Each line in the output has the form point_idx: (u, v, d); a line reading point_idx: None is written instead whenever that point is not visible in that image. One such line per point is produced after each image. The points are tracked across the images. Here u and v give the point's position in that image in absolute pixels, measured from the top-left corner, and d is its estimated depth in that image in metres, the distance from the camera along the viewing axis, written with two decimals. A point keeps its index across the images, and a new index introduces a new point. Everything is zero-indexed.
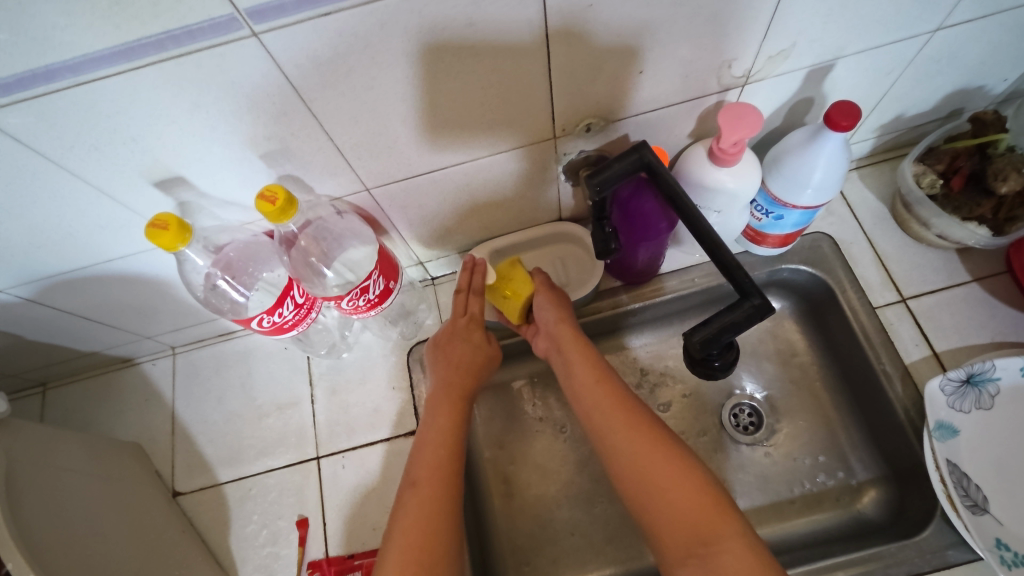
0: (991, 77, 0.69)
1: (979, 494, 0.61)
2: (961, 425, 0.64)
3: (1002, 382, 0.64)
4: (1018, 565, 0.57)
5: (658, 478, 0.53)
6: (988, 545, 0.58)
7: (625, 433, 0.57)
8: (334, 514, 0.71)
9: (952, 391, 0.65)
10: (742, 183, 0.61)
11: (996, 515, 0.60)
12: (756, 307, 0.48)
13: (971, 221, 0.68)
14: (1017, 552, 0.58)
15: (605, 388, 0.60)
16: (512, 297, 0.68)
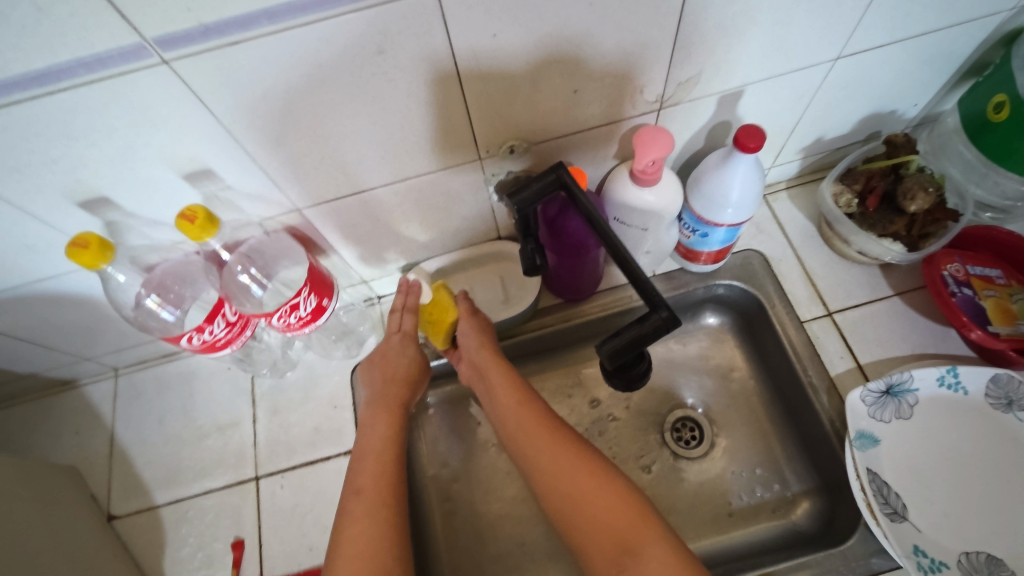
0: (900, 102, 0.73)
1: (897, 501, 0.63)
2: (881, 434, 0.66)
3: (919, 392, 0.67)
4: (932, 571, 0.59)
5: (585, 496, 0.54)
6: (907, 552, 0.59)
7: (538, 440, 0.59)
8: (271, 535, 0.70)
9: (872, 402, 0.66)
10: (664, 202, 0.64)
11: (915, 521, 0.62)
12: (664, 319, 0.50)
13: (886, 238, 0.71)
14: (933, 558, 0.60)
15: (528, 408, 0.62)
16: (438, 322, 0.70)
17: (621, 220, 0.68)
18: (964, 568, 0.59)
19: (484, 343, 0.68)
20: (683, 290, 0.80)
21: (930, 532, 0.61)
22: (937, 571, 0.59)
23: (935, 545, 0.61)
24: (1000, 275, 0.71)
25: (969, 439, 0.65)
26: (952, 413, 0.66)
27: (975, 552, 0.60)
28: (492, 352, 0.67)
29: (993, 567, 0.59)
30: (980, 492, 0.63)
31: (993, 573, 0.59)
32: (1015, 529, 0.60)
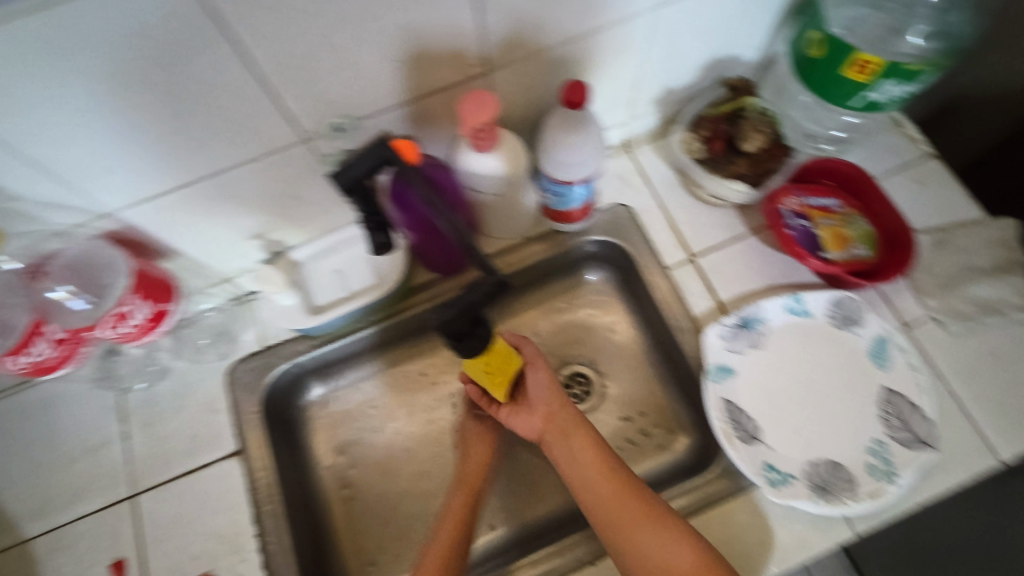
0: (736, 46, 0.75)
1: (751, 424, 0.68)
2: (737, 364, 0.70)
3: (770, 323, 0.72)
4: (782, 484, 0.64)
5: (668, 563, 0.57)
6: (758, 470, 0.64)
7: (622, 511, 0.61)
8: (155, 550, 0.68)
9: (728, 336, 0.71)
10: (510, 166, 0.63)
11: (768, 442, 0.67)
12: (494, 285, 0.52)
13: (731, 179, 0.73)
14: (782, 472, 0.65)
15: (615, 483, 0.63)
16: (496, 373, 0.63)
17: (475, 188, 0.67)
18: (808, 476, 0.65)
19: (555, 404, 0.68)
20: (558, 250, 0.81)
21: (780, 450, 0.66)
22: (786, 483, 0.64)
23: (784, 460, 0.66)
24: (839, 204, 0.76)
25: (813, 360, 0.71)
26: (798, 336, 0.72)
27: (817, 461, 0.66)
28: (568, 417, 0.67)
29: (832, 472, 0.65)
30: (822, 406, 0.68)
31: (831, 479, 0.64)
32: (848, 435, 0.67)
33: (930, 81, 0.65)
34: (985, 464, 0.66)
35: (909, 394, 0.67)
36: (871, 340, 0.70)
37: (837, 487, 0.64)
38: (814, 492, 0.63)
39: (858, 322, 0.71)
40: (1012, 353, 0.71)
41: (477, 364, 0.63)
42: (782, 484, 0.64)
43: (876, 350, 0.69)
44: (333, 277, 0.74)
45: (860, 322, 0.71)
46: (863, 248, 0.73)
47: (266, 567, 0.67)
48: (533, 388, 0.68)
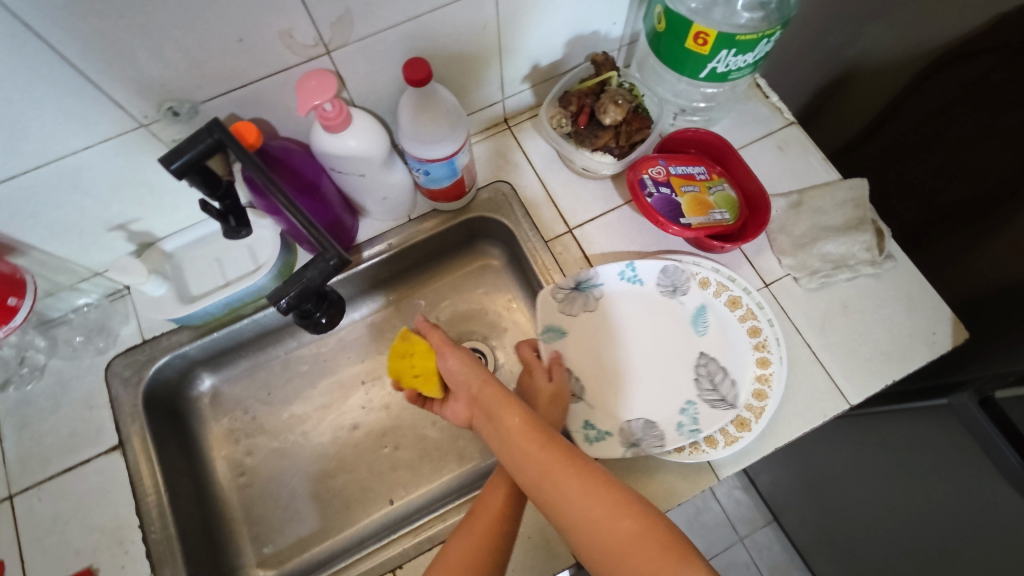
0: (596, 23, 0.77)
1: (578, 386, 0.72)
2: (568, 326, 0.74)
3: (602, 289, 0.75)
4: (597, 440, 0.69)
5: (606, 526, 0.51)
6: (576, 428, 0.69)
7: (557, 476, 0.54)
8: (32, 550, 0.67)
9: (560, 298, 0.74)
10: (368, 145, 0.64)
11: (588, 400, 0.71)
12: (336, 262, 0.58)
13: (599, 151, 0.77)
14: (600, 429, 0.70)
15: (542, 446, 0.56)
16: (421, 370, 0.71)
17: (338, 169, 0.67)
18: (624, 433, 0.69)
19: (479, 381, 0.65)
20: (441, 228, 0.83)
21: (602, 410, 0.71)
22: (602, 439, 0.69)
23: (604, 419, 0.70)
24: (702, 171, 0.80)
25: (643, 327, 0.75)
26: (663, 301, 0.76)
27: (635, 420, 0.70)
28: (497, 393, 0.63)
29: (647, 429, 0.70)
30: (648, 369, 0.73)
31: (645, 436, 0.69)
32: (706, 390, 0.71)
33: (767, 48, 0.68)
34: (834, 407, 0.71)
35: (760, 350, 0.71)
36: (693, 307, 0.75)
37: (647, 442, 0.68)
38: (626, 447, 0.68)
39: (683, 291, 0.75)
40: (861, 303, 0.76)
41: (404, 365, 0.72)
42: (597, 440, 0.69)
43: (694, 317, 0.75)
44: (212, 265, 0.75)
45: (683, 292, 0.75)
46: (724, 212, 0.77)
47: (150, 556, 0.67)
48: (456, 373, 0.67)
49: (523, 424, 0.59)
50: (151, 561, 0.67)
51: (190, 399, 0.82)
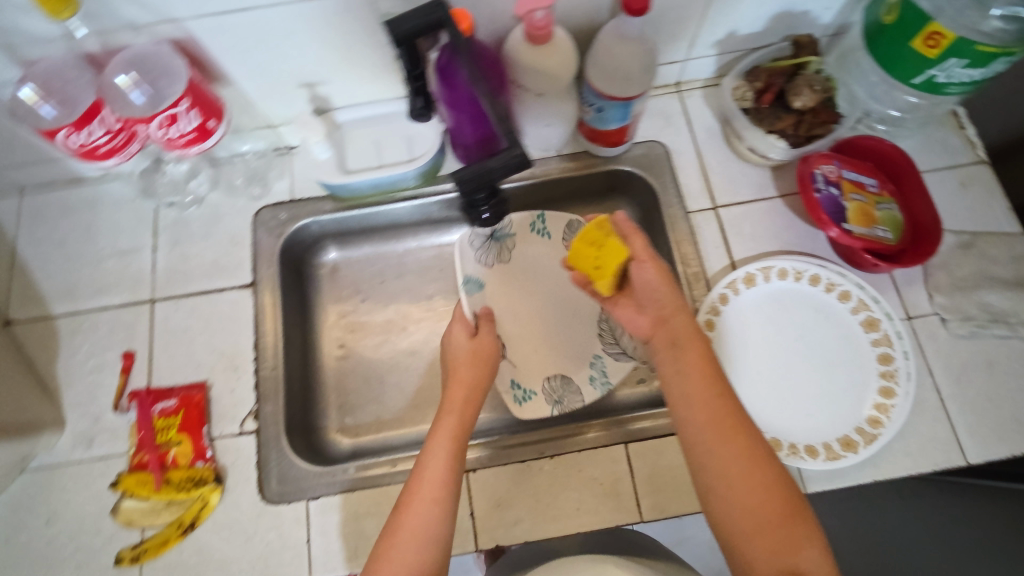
0: (813, 4, 0.73)
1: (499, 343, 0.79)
2: (483, 277, 0.82)
3: (514, 238, 0.83)
4: (524, 399, 0.78)
5: (752, 500, 0.49)
6: (505, 388, 0.78)
7: (723, 432, 0.52)
8: (161, 352, 0.74)
9: (475, 246, 0.81)
10: (558, 65, 0.65)
11: (511, 360, 0.81)
12: (517, 157, 0.52)
13: (773, 134, 0.74)
14: (524, 390, 0.79)
15: (717, 396, 0.54)
16: (603, 267, 0.64)
17: (519, 84, 0.68)
18: (546, 390, 0.80)
19: (674, 309, 0.60)
20: (586, 171, 0.82)
21: (524, 371, 0.81)
22: (528, 398, 0.79)
23: (526, 378, 0.80)
24: (873, 184, 0.75)
25: (539, 282, 0.85)
26: (801, 302, 0.73)
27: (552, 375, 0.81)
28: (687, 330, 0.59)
29: (565, 385, 0.80)
30: (747, 357, 0.71)
31: (565, 392, 0.79)
32: (821, 401, 0.69)
33: (1001, 69, 0.63)
34: (948, 460, 0.67)
35: (887, 378, 0.69)
36: None
37: (569, 399, 0.79)
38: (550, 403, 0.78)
39: None
40: (1008, 366, 0.71)
41: (587, 248, 0.66)
42: (526, 401, 0.78)
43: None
44: (370, 145, 0.77)
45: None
46: (886, 231, 0.73)
47: (257, 389, 0.73)
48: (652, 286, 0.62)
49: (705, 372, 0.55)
50: (257, 394, 0.73)
51: (313, 266, 0.87)
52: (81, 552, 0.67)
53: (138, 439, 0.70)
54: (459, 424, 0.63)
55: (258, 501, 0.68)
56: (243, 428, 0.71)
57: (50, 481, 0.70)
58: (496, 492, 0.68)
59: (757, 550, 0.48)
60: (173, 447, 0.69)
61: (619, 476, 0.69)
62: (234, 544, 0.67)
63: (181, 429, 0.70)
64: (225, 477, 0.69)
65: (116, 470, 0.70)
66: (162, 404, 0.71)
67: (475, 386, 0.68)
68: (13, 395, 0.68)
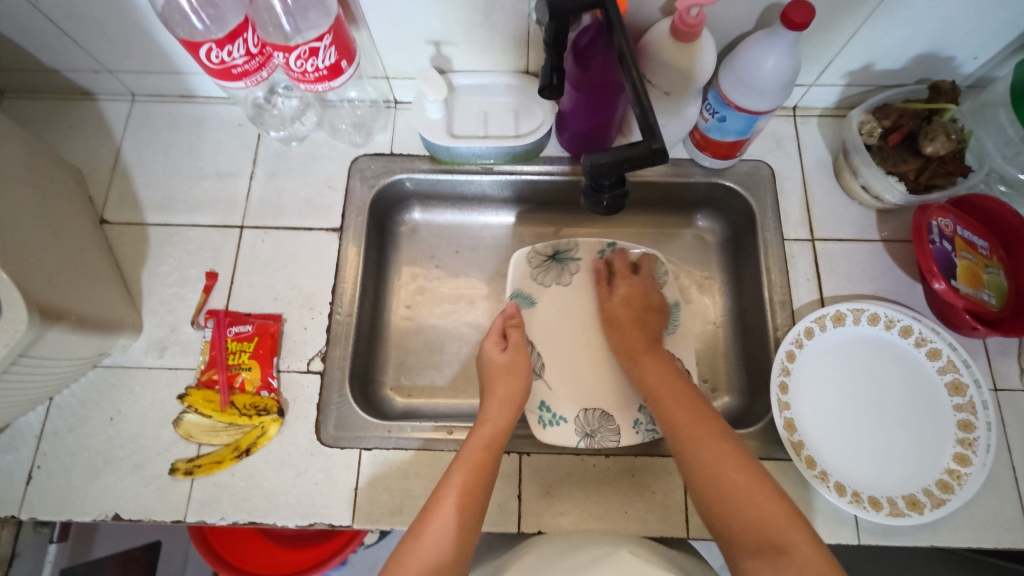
0: (960, 50, 0.71)
1: (538, 363, 0.77)
2: (539, 295, 0.81)
3: (580, 262, 0.83)
4: (550, 423, 0.72)
5: (729, 482, 0.56)
6: (532, 407, 0.73)
7: (692, 422, 0.61)
8: (243, 278, 0.76)
9: (535, 265, 0.82)
10: (695, 66, 0.64)
11: (547, 381, 0.76)
12: (654, 149, 0.52)
13: (893, 176, 0.72)
14: (554, 413, 0.73)
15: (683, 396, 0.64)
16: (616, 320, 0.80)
17: (649, 79, 0.68)
18: (577, 422, 0.73)
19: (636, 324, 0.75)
20: (685, 179, 0.81)
21: (558, 395, 0.75)
22: (554, 423, 0.72)
23: (558, 402, 0.74)
24: (984, 246, 0.73)
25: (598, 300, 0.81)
26: (880, 353, 0.71)
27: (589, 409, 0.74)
28: (639, 336, 0.74)
29: (602, 420, 0.73)
30: (816, 399, 0.70)
31: (600, 428, 0.72)
32: (888, 454, 0.67)
33: None
34: (1016, 541, 0.64)
35: (963, 445, 0.66)
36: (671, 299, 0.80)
37: (602, 435, 0.71)
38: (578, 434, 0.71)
39: (661, 280, 0.81)
40: None
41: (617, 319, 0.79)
42: (551, 425, 0.72)
43: (668, 314, 0.79)
44: (478, 116, 0.77)
45: (660, 282, 0.80)
46: (991, 296, 0.70)
47: (329, 332, 0.73)
48: (614, 300, 0.77)
49: (666, 374, 0.68)
50: (328, 336, 0.73)
51: (395, 223, 0.87)
52: (137, 455, 0.68)
53: (209, 357, 0.71)
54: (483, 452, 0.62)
55: (313, 440, 0.69)
56: (310, 366, 0.72)
57: (119, 380, 0.71)
58: (547, 479, 0.68)
59: (744, 525, 0.53)
60: (243, 371, 0.71)
61: (672, 488, 0.68)
62: (284, 476, 0.68)
63: (252, 355, 0.71)
64: (286, 410, 0.70)
65: (184, 382, 0.71)
66: (238, 329, 0.72)
67: (507, 403, 0.68)
68: (104, 291, 0.70)
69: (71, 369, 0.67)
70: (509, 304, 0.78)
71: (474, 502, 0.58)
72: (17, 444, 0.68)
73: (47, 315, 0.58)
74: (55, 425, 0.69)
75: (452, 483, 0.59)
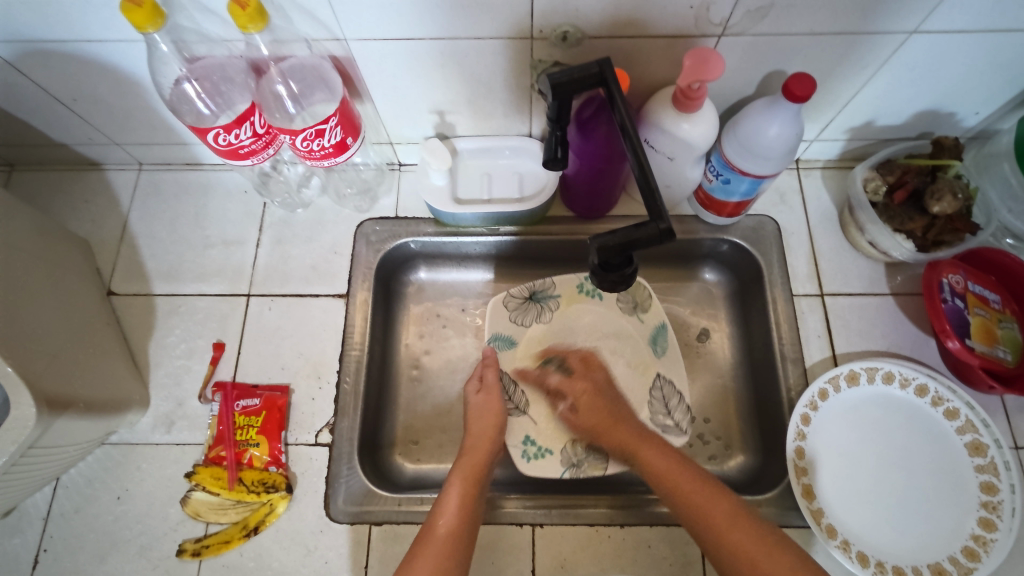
0: (961, 107, 0.71)
1: (520, 398, 0.76)
2: (518, 337, 0.78)
3: (558, 299, 0.79)
4: (534, 456, 0.72)
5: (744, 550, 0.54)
6: (515, 442, 0.73)
7: (693, 494, 0.58)
8: (251, 347, 0.76)
9: (513, 307, 0.78)
10: (698, 134, 0.64)
11: (531, 416, 0.75)
12: (660, 231, 0.51)
13: (901, 234, 0.72)
14: (540, 446, 0.73)
15: (678, 467, 0.61)
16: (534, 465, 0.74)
17: (652, 145, 0.68)
18: (565, 454, 0.72)
19: (598, 404, 0.70)
20: (690, 236, 0.81)
21: (543, 427, 0.74)
22: (540, 455, 0.72)
23: (547, 436, 0.73)
24: (997, 300, 0.72)
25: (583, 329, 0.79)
26: (894, 412, 0.70)
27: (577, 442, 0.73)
28: (630, 429, 0.67)
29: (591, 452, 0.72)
30: (833, 462, 0.69)
31: (587, 458, 0.71)
32: (909, 518, 0.66)
33: None
34: None
35: (987, 509, 0.64)
36: (653, 327, 0.78)
37: (588, 465, 0.71)
38: (565, 467, 0.71)
39: (644, 309, 0.78)
40: None
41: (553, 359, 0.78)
42: (537, 456, 0.72)
43: (655, 336, 0.77)
44: (481, 179, 0.77)
45: (645, 308, 0.78)
46: (1007, 352, 0.69)
47: (336, 402, 0.72)
48: (579, 408, 0.70)
49: (664, 456, 0.63)
50: (336, 407, 0.72)
51: (401, 283, 0.85)
52: (144, 536, 0.67)
53: (217, 433, 0.71)
54: (474, 464, 0.65)
55: (323, 515, 0.68)
56: (318, 439, 0.71)
57: (127, 457, 0.71)
58: (561, 552, 0.67)
59: None
60: (251, 447, 0.70)
61: (689, 559, 0.66)
62: (294, 555, 0.66)
63: (260, 431, 0.70)
64: (294, 486, 0.69)
65: (192, 459, 0.71)
66: (246, 402, 0.72)
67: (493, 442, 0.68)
68: (111, 367, 0.70)
69: (79, 451, 0.67)
70: (487, 348, 0.76)
71: (462, 537, 0.58)
72: (23, 527, 0.68)
73: (55, 406, 0.58)
74: (62, 506, 0.69)
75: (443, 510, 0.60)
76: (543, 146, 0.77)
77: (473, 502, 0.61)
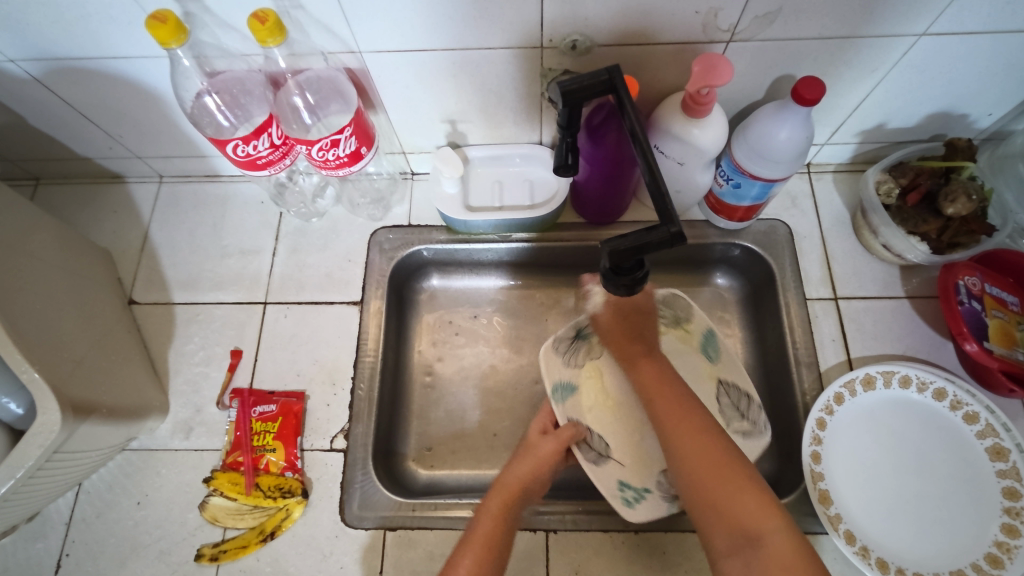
0: (974, 108, 0.71)
1: (600, 444, 0.71)
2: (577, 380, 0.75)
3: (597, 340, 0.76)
4: (636, 500, 0.67)
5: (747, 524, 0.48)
6: (612, 490, 0.67)
7: (707, 467, 0.51)
8: (267, 354, 0.77)
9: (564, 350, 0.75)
10: (708, 139, 0.65)
11: (618, 459, 0.71)
12: (671, 234, 0.51)
13: (915, 236, 0.71)
14: (636, 488, 0.69)
15: (710, 449, 0.52)
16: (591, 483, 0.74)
17: (662, 150, 0.69)
18: (661, 489, 0.68)
19: (643, 364, 0.62)
20: (702, 241, 0.81)
21: (632, 469, 0.71)
22: (641, 498, 0.68)
23: (638, 475, 0.70)
24: (1016, 302, 0.71)
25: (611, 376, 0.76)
26: (909, 417, 0.69)
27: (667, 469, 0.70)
28: (637, 347, 0.64)
29: None
30: (850, 468, 0.68)
31: None
32: (928, 524, 0.65)
33: None
34: None
35: (1010, 515, 0.62)
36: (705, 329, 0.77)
37: None
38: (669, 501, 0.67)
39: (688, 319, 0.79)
40: None
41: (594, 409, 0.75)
42: (637, 498, 0.68)
43: (705, 343, 0.77)
44: (493, 186, 0.79)
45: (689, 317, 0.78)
46: None
47: (351, 408, 0.73)
48: (602, 313, 0.66)
49: (674, 402, 0.57)
50: (351, 413, 0.73)
51: (414, 291, 0.86)
52: (163, 541, 0.68)
53: (234, 439, 0.72)
54: (506, 500, 0.60)
55: (338, 521, 0.68)
56: (333, 445, 0.72)
57: (146, 463, 0.72)
58: (575, 558, 0.67)
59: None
60: (267, 453, 0.71)
61: (706, 566, 0.66)
62: (309, 561, 0.67)
63: (276, 436, 0.71)
64: (310, 492, 0.70)
65: (209, 464, 0.72)
66: (263, 408, 0.73)
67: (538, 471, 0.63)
68: (131, 373, 0.71)
69: (100, 457, 0.68)
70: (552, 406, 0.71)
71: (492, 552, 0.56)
72: (46, 531, 0.69)
73: (78, 411, 0.59)
74: (84, 511, 0.70)
75: (474, 534, 0.57)
76: (553, 153, 0.77)
77: (502, 529, 0.58)
